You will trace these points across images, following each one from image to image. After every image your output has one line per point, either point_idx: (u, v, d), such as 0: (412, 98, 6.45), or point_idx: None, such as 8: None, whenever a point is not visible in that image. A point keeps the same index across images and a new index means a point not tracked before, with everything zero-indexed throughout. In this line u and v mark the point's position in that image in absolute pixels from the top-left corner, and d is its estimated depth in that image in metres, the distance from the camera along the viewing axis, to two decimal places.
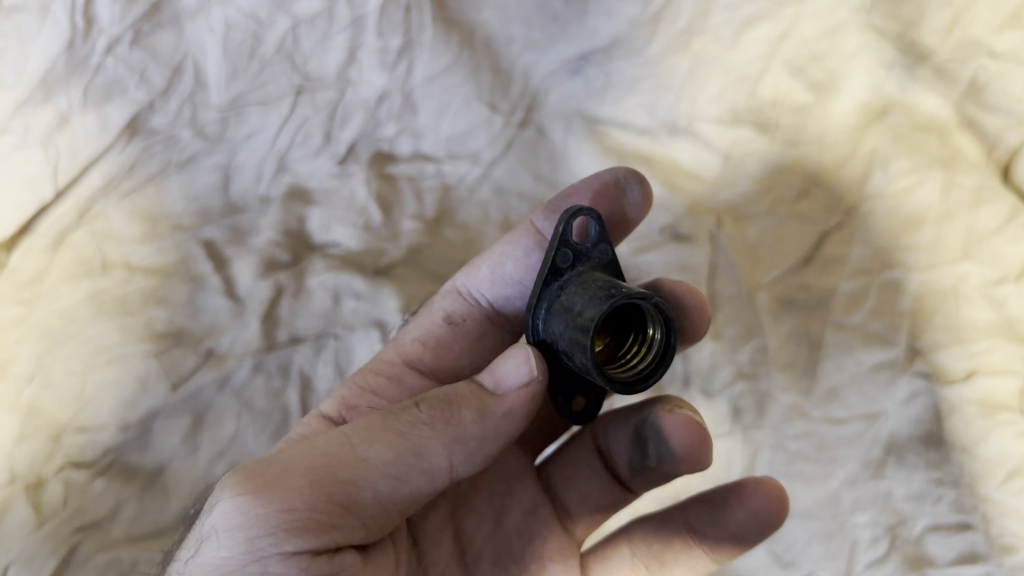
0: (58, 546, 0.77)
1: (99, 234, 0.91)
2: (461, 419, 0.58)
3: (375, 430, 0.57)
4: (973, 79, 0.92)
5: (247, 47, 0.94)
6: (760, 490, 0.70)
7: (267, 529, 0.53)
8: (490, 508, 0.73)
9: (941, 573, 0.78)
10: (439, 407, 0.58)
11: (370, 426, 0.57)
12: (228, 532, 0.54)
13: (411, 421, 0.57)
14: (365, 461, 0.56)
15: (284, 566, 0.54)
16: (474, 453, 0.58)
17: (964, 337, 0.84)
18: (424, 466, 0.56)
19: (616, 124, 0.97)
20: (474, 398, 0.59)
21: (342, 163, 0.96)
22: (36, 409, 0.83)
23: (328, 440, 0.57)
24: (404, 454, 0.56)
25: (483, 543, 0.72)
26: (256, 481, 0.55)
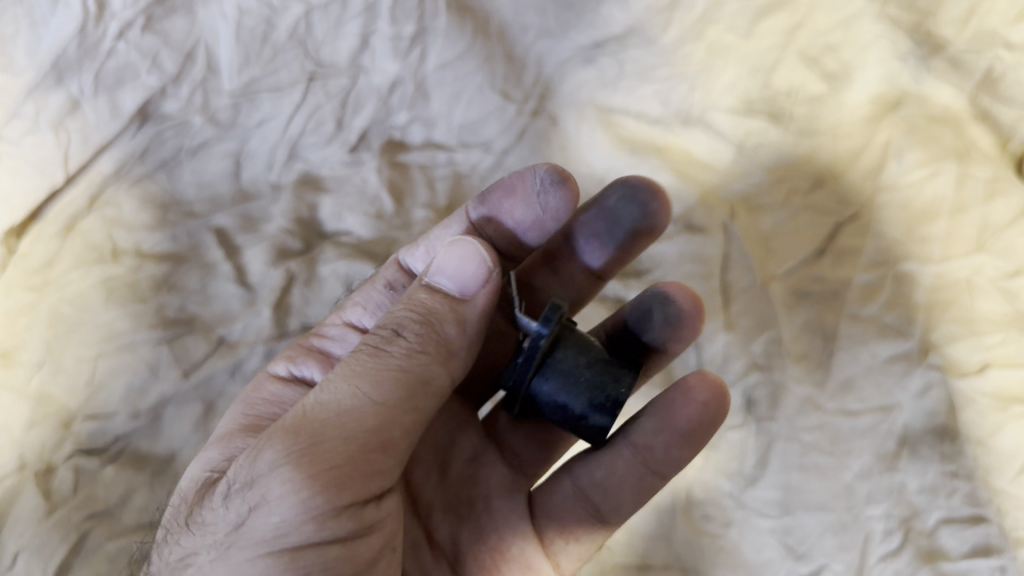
0: (68, 533, 0.76)
1: (111, 220, 0.91)
2: (445, 336, 0.57)
3: (372, 375, 0.54)
4: (988, 71, 0.93)
5: (260, 32, 0.94)
6: (684, 391, 0.67)
7: (320, 493, 0.50)
8: (431, 456, 0.73)
9: (954, 566, 0.75)
10: (424, 331, 0.56)
11: (363, 374, 0.54)
12: (284, 500, 0.50)
13: (406, 353, 0.55)
14: (382, 403, 0.53)
15: (337, 523, 0.52)
16: (461, 362, 0.58)
17: (978, 329, 0.83)
18: (432, 388, 0.56)
19: (630, 114, 0.96)
20: (449, 312, 0.57)
21: (354, 151, 0.96)
22: (46, 395, 0.82)
23: (324, 392, 0.54)
24: (410, 385, 0.54)
25: (433, 491, 0.71)
26: (289, 452, 0.51)
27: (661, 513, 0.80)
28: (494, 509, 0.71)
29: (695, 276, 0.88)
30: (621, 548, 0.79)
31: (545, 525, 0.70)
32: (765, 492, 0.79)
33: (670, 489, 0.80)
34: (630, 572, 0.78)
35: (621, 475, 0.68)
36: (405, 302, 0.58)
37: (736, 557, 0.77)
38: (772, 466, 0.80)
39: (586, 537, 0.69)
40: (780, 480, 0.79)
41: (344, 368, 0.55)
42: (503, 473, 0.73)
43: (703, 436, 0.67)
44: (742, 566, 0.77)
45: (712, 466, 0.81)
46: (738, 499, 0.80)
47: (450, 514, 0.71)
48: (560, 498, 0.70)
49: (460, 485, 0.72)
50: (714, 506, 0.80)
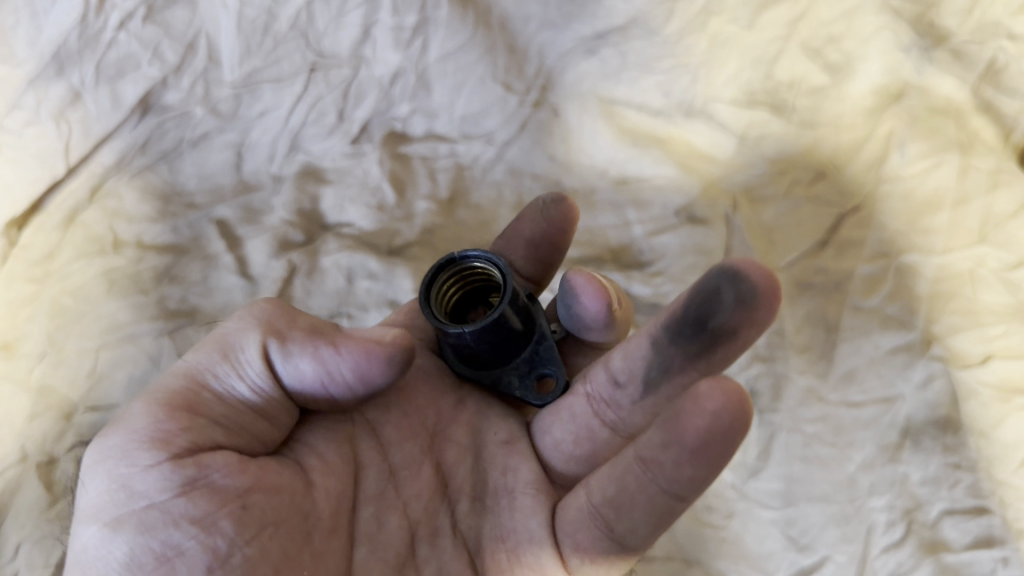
0: (71, 524, 0.76)
1: (113, 212, 0.92)
2: (277, 323, 0.62)
3: (211, 344, 0.63)
4: (991, 61, 0.93)
5: (261, 24, 0.93)
6: (699, 403, 0.53)
7: (150, 450, 0.57)
8: (468, 445, 0.69)
9: (957, 558, 0.75)
10: (268, 312, 0.63)
11: (208, 344, 0.63)
12: (98, 470, 0.57)
13: (231, 325, 0.63)
14: (181, 370, 0.62)
15: (144, 478, 0.56)
16: (306, 335, 0.62)
17: (979, 321, 0.83)
18: (228, 354, 0.61)
19: (632, 106, 0.96)
20: (264, 320, 0.62)
21: (355, 142, 0.96)
22: (47, 387, 0.82)
23: (175, 366, 0.63)
24: (255, 358, 0.61)
25: (462, 473, 0.67)
26: (147, 405, 0.59)
27: None
28: (514, 506, 0.64)
29: (697, 268, 0.88)
30: None
31: (562, 538, 0.61)
32: (766, 483, 0.79)
33: None
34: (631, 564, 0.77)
35: (630, 490, 0.56)
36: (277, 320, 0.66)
37: (739, 549, 0.77)
38: (775, 457, 0.80)
39: (605, 560, 0.60)
40: (783, 472, 0.79)
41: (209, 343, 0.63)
42: (533, 470, 0.66)
43: (720, 456, 0.53)
44: (745, 557, 0.77)
45: None
46: (740, 490, 0.79)
47: (477, 505, 0.66)
48: (574, 514, 0.61)
49: (490, 470, 0.67)
50: (717, 497, 0.79)
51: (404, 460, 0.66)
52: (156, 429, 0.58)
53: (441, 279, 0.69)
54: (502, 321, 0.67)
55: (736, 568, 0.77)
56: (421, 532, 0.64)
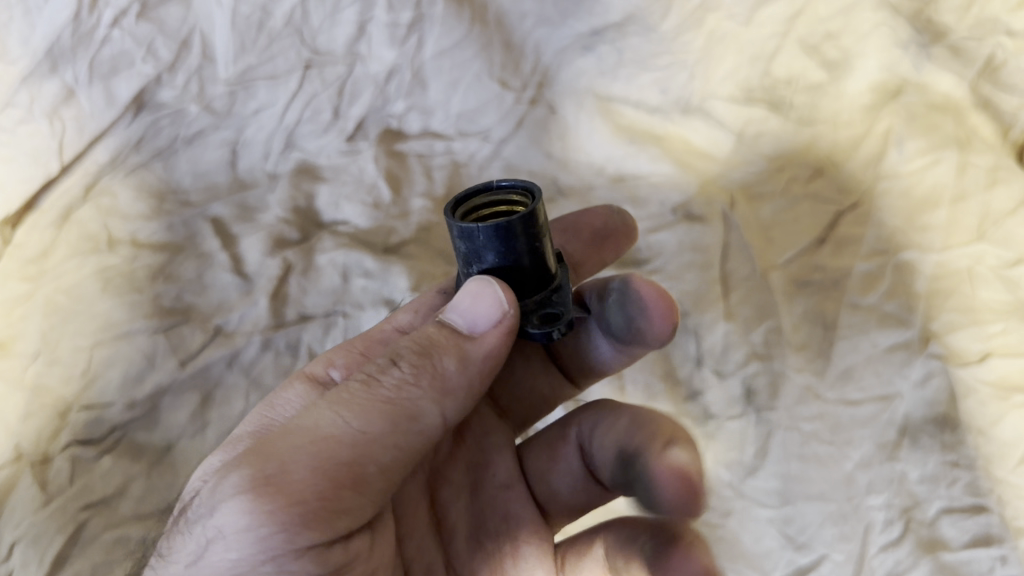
0: (65, 523, 0.74)
1: (106, 209, 0.91)
2: (443, 373, 0.54)
3: (362, 401, 0.52)
4: (990, 57, 0.92)
5: (255, 20, 0.93)
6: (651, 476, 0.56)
7: (308, 529, 0.49)
8: (468, 479, 0.67)
9: (955, 556, 0.74)
10: (417, 358, 0.54)
11: (353, 400, 0.52)
12: (238, 533, 0.49)
13: (395, 384, 0.53)
14: (365, 434, 0.51)
15: (299, 562, 0.50)
16: (461, 404, 0.55)
17: (978, 318, 0.82)
18: (419, 426, 0.53)
19: (629, 103, 0.96)
20: (450, 346, 0.55)
21: (351, 140, 0.96)
22: (41, 385, 0.82)
23: (324, 412, 0.52)
24: (426, 429, 0.54)
25: (459, 510, 0.66)
26: (312, 464, 0.50)
27: None
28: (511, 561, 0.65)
29: (694, 265, 0.88)
30: None
31: None
32: (764, 482, 0.79)
33: None
34: None
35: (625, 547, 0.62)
36: (412, 335, 0.56)
37: (736, 547, 0.77)
38: (771, 455, 0.80)
39: None
40: (780, 470, 0.79)
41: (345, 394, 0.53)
42: (532, 515, 0.67)
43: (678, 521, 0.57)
44: (743, 556, 0.77)
45: (712, 455, 0.80)
46: (739, 489, 0.79)
47: (477, 545, 0.65)
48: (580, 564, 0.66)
49: (490, 515, 0.66)
50: (714, 496, 0.79)
51: (405, 499, 0.64)
52: (320, 501, 0.50)
53: (471, 203, 0.58)
54: (519, 259, 0.55)
55: (734, 567, 0.77)
56: (414, 570, 0.62)
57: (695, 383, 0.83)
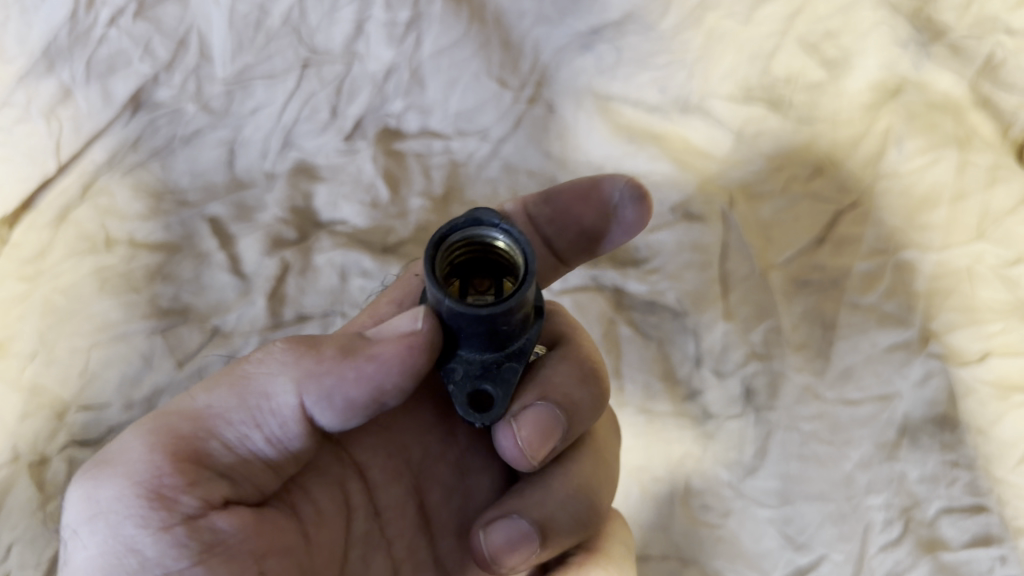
0: (62, 524, 0.75)
1: (104, 209, 0.90)
2: (314, 355, 0.51)
3: (224, 381, 0.52)
4: (989, 57, 0.92)
5: (253, 19, 0.94)
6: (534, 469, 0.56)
7: (134, 507, 0.48)
8: (461, 483, 0.60)
9: (955, 556, 0.74)
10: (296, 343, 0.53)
11: (219, 381, 0.52)
12: (74, 516, 0.49)
13: (258, 360, 0.52)
14: (208, 408, 0.51)
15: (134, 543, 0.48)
16: (333, 387, 0.50)
17: (978, 318, 0.82)
18: (270, 403, 0.50)
19: (628, 102, 0.95)
20: (336, 335, 0.52)
21: (349, 139, 0.95)
22: (39, 386, 0.81)
23: (191, 395, 0.53)
24: (289, 413, 0.50)
25: (447, 513, 0.59)
26: (149, 445, 0.50)
27: (659, 502, 0.79)
28: None
29: (694, 264, 0.87)
30: None
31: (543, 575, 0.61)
32: (763, 481, 0.79)
33: (670, 479, 0.80)
34: None
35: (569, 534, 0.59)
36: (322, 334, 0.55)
37: (735, 547, 0.77)
38: (770, 455, 0.80)
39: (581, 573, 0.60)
40: (780, 470, 0.79)
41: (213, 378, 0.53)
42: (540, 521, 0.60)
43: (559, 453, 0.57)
44: (741, 556, 0.77)
45: (712, 455, 0.80)
46: (737, 488, 0.79)
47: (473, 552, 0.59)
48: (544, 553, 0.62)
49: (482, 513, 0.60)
50: (713, 496, 0.79)
51: (387, 502, 0.57)
52: (160, 481, 0.48)
53: (455, 237, 0.49)
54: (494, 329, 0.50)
55: (734, 567, 0.76)
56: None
57: (695, 383, 0.83)
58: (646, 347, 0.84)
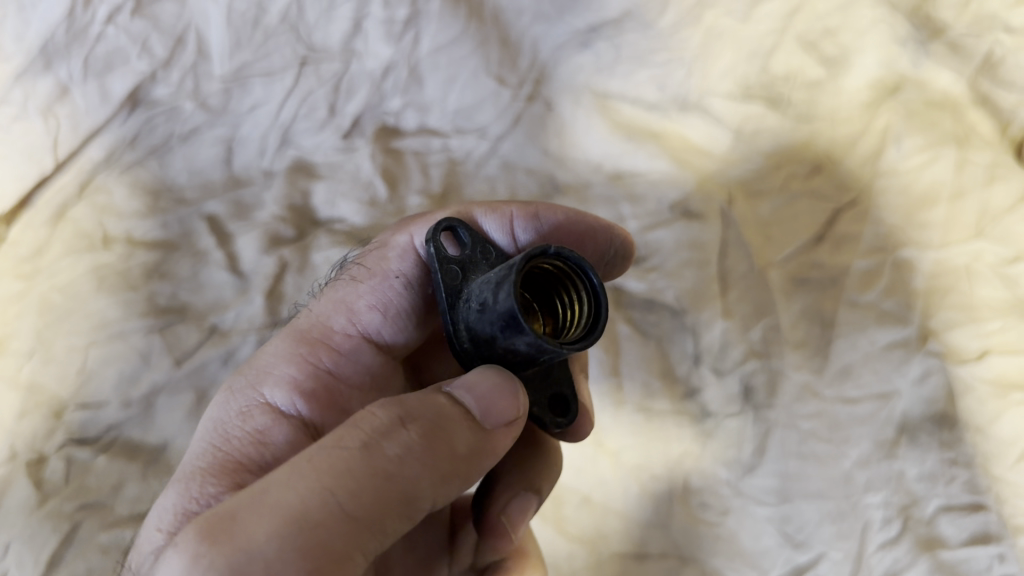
0: (60, 523, 0.75)
1: (102, 207, 0.90)
2: (451, 452, 0.48)
3: (357, 473, 0.44)
4: (988, 54, 0.92)
5: (250, 17, 0.93)
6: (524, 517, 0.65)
7: None
8: None
9: (952, 555, 0.74)
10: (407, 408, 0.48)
11: (350, 470, 0.44)
12: None
13: (401, 454, 0.46)
14: (355, 515, 0.44)
15: None
16: (457, 488, 0.49)
17: (977, 316, 0.82)
18: (412, 508, 0.46)
19: (626, 100, 0.96)
20: (460, 423, 0.49)
21: (347, 137, 0.96)
22: (37, 384, 0.82)
23: (311, 480, 0.44)
24: (416, 514, 0.47)
25: None
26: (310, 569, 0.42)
27: (657, 500, 0.79)
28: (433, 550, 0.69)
29: (692, 263, 0.87)
30: (617, 537, 0.79)
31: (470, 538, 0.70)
32: (762, 479, 0.79)
33: (668, 478, 0.80)
34: (629, 562, 0.78)
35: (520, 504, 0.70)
36: (418, 396, 0.49)
37: (734, 546, 0.77)
38: (770, 454, 0.80)
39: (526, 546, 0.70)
40: (778, 468, 0.79)
41: (335, 458, 0.44)
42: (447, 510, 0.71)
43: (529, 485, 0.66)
44: (740, 554, 0.77)
45: (710, 454, 0.80)
46: (736, 487, 0.79)
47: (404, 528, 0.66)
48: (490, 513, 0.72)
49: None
50: (711, 494, 0.79)
51: None
52: None
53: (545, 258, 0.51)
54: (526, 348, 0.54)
55: (733, 566, 0.77)
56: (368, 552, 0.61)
57: (694, 382, 0.83)
58: (645, 346, 0.84)
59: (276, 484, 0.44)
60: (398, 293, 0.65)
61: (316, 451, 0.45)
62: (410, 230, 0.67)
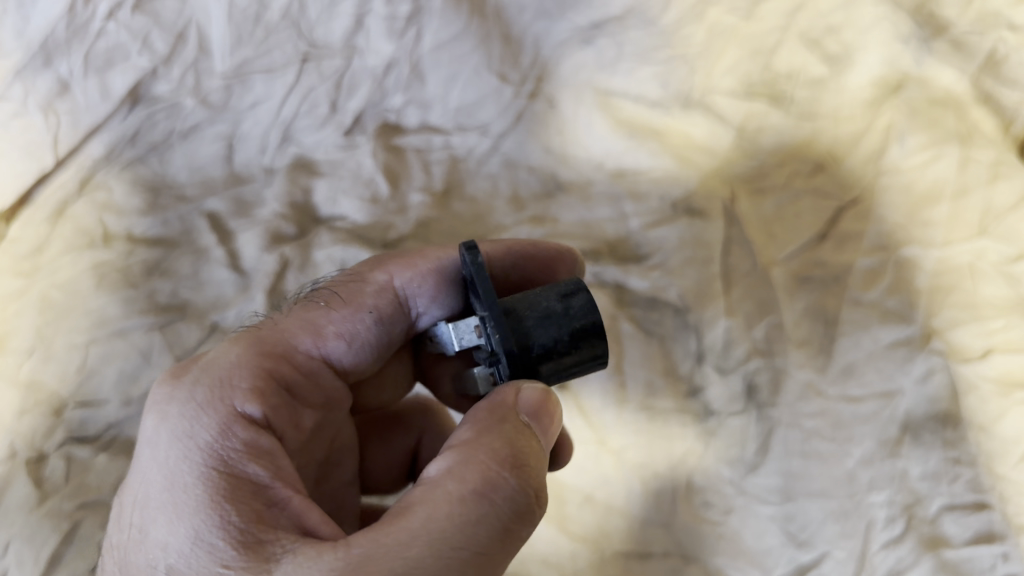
0: (59, 522, 0.76)
1: (102, 204, 0.90)
2: (538, 488, 0.55)
3: (480, 524, 0.52)
4: (992, 52, 0.91)
5: (252, 13, 0.93)
6: None
7: None
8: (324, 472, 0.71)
9: (956, 554, 0.74)
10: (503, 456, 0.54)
11: (473, 521, 0.52)
12: None
13: (509, 500, 0.53)
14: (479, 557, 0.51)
15: None
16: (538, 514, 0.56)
17: (980, 314, 0.81)
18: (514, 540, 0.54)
19: (629, 97, 0.94)
20: (538, 457, 0.56)
21: (348, 134, 0.95)
22: (36, 382, 0.81)
23: (449, 533, 0.51)
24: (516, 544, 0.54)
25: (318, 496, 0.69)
26: None
27: (660, 498, 0.80)
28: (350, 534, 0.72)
29: (695, 261, 0.87)
30: (619, 536, 0.79)
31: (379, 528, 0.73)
32: (766, 478, 0.79)
33: (670, 476, 0.80)
34: (631, 561, 0.78)
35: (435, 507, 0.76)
36: (506, 431, 0.55)
37: (737, 545, 0.77)
38: (773, 453, 0.79)
39: None
40: (781, 466, 0.79)
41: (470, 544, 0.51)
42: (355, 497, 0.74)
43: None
44: (744, 553, 0.77)
45: (713, 453, 0.80)
46: (740, 486, 0.79)
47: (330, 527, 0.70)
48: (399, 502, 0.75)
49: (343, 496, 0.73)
50: (714, 493, 0.79)
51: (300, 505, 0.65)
52: None
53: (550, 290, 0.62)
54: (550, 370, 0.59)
55: (737, 565, 0.77)
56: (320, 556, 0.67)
57: (697, 380, 0.83)
58: (647, 345, 0.85)
59: (421, 537, 0.51)
60: (368, 326, 0.69)
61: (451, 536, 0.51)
62: (387, 271, 0.71)
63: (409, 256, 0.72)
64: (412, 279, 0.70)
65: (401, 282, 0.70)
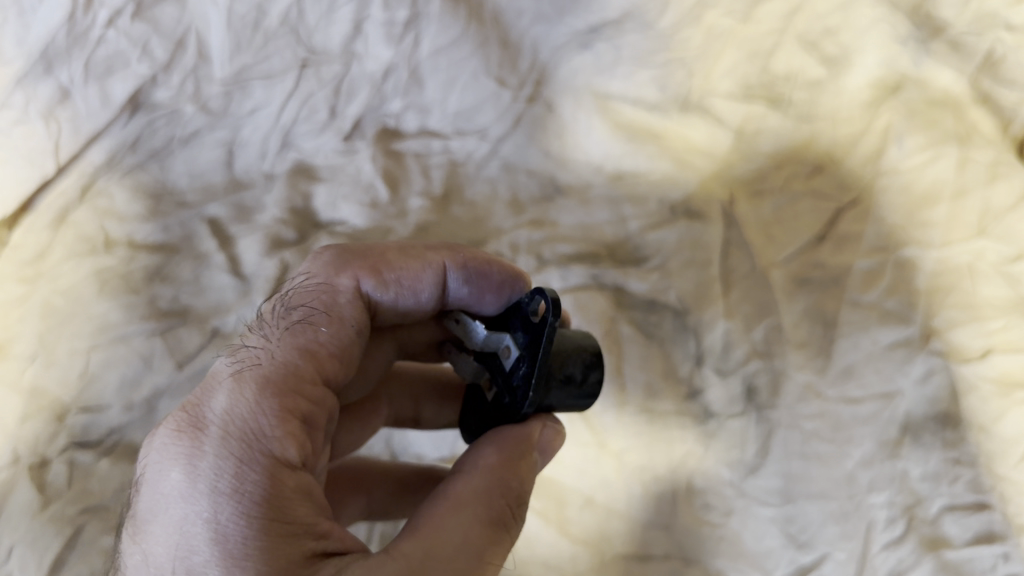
0: (64, 527, 0.77)
1: (103, 211, 0.91)
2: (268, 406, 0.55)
3: (208, 465, 0.52)
4: (989, 53, 0.90)
5: (251, 20, 0.93)
6: None
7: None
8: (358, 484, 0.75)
9: (957, 555, 0.73)
10: (229, 411, 0.55)
11: (204, 465, 0.52)
12: None
13: (223, 433, 0.54)
14: (225, 492, 0.51)
15: None
16: (291, 426, 0.56)
17: (979, 315, 0.81)
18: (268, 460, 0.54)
19: (627, 101, 0.95)
20: (269, 386, 0.56)
21: (348, 139, 0.96)
22: (39, 388, 0.82)
23: (178, 495, 0.52)
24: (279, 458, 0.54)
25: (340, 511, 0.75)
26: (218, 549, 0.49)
27: (660, 501, 0.80)
28: None
29: (694, 264, 0.87)
30: (620, 539, 0.79)
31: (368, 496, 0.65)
32: (765, 480, 0.79)
33: (670, 478, 0.80)
34: (631, 564, 0.78)
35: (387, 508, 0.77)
36: (221, 389, 0.56)
37: (737, 546, 0.77)
38: (772, 454, 0.79)
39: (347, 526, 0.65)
40: (780, 468, 0.79)
41: (248, 507, 0.51)
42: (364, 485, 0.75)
43: None
44: (744, 556, 0.77)
45: (713, 455, 0.80)
46: (739, 488, 0.79)
47: None
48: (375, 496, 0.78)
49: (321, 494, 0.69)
50: (715, 495, 0.79)
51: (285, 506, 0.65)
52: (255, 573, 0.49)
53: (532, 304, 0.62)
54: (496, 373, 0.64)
55: (735, 566, 0.77)
56: None
57: (696, 382, 0.83)
58: (647, 348, 0.85)
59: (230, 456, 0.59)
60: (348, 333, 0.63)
61: (225, 501, 0.51)
62: (353, 272, 0.66)
63: (381, 258, 0.68)
64: (382, 289, 0.67)
65: (370, 290, 0.67)
